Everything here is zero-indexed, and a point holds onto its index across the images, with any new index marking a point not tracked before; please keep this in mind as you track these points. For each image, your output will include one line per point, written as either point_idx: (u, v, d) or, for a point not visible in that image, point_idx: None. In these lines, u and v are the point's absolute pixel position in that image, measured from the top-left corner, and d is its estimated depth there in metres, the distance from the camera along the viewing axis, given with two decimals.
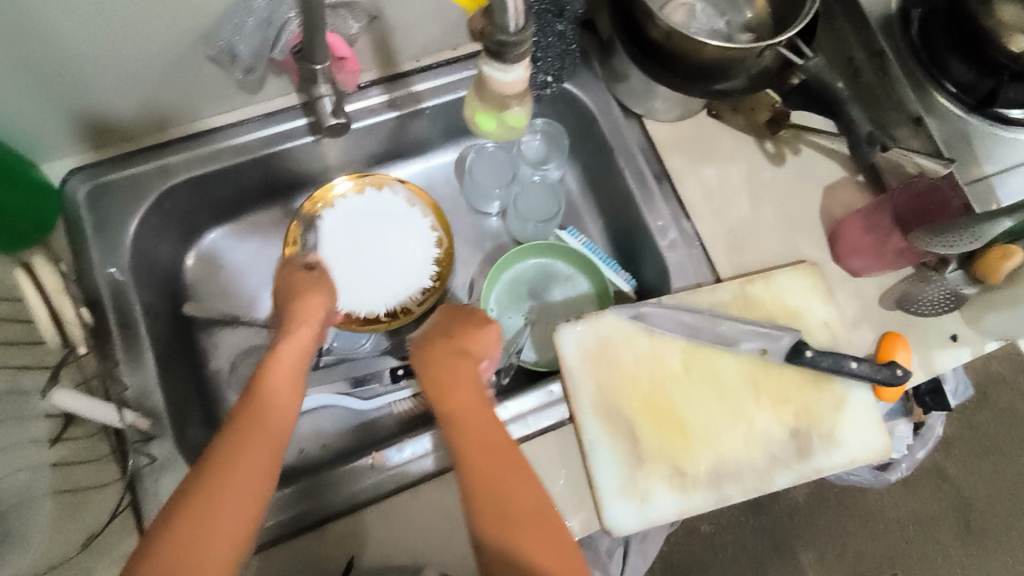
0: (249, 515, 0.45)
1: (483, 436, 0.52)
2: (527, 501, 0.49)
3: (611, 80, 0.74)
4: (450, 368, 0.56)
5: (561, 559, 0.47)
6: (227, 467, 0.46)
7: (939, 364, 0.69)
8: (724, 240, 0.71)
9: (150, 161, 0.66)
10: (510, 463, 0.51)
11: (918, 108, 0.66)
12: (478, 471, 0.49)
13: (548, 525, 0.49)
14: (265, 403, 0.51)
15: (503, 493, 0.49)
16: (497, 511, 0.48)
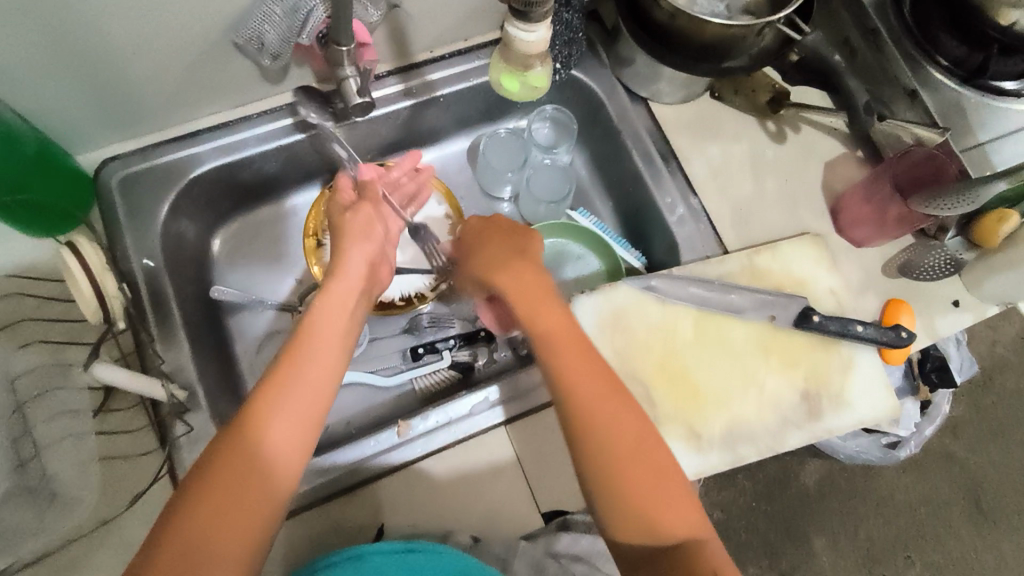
0: (261, 484, 0.47)
1: (574, 373, 0.53)
2: (627, 435, 0.51)
3: (617, 65, 0.77)
4: (524, 280, 0.60)
5: (665, 492, 0.50)
6: (251, 435, 0.47)
7: (942, 328, 0.72)
8: (729, 215, 0.74)
9: (180, 149, 0.69)
10: (602, 400, 0.52)
11: (911, 82, 0.68)
12: (581, 404, 0.51)
13: (651, 456, 0.51)
14: (297, 366, 0.51)
15: (603, 426, 0.51)
16: (600, 445, 0.50)
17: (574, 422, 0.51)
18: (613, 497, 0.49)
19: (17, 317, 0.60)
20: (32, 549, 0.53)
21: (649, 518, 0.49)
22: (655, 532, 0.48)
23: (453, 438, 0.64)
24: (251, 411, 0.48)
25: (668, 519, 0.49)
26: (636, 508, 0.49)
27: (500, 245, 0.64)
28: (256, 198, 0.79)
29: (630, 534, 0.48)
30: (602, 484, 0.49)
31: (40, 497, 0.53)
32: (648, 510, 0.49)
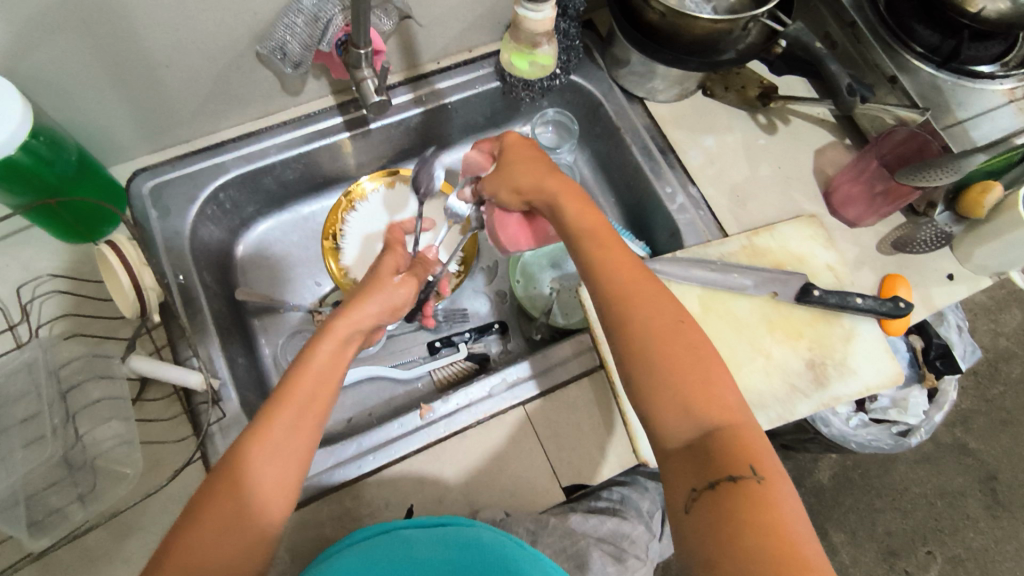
0: (252, 515, 0.46)
1: (619, 275, 0.55)
2: (667, 335, 0.52)
3: (613, 67, 0.82)
4: (560, 193, 0.60)
5: (704, 383, 0.50)
6: (240, 474, 0.47)
7: (938, 299, 0.75)
8: (726, 201, 0.78)
9: (206, 159, 0.73)
10: (642, 301, 0.54)
11: (891, 68, 0.73)
12: (627, 309, 0.53)
13: (693, 355, 0.52)
14: (289, 402, 0.50)
15: (643, 325, 0.53)
16: (640, 342, 0.52)
17: (620, 325, 0.54)
18: (655, 392, 0.51)
19: (63, 314, 0.65)
20: (82, 521, 0.57)
21: (689, 408, 0.49)
22: (695, 418, 0.49)
23: (473, 420, 0.66)
24: (241, 447, 0.48)
25: (708, 408, 0.50)
26: (678, 401, 0.50)
27: (538, 164, 0.63)
28: (276, 205, 0.83)
29: (672, 422, 0.50)
30: (648, 381, 0.51)
31: (83, 472, 0.58)
32: (688, 400, 0.50)
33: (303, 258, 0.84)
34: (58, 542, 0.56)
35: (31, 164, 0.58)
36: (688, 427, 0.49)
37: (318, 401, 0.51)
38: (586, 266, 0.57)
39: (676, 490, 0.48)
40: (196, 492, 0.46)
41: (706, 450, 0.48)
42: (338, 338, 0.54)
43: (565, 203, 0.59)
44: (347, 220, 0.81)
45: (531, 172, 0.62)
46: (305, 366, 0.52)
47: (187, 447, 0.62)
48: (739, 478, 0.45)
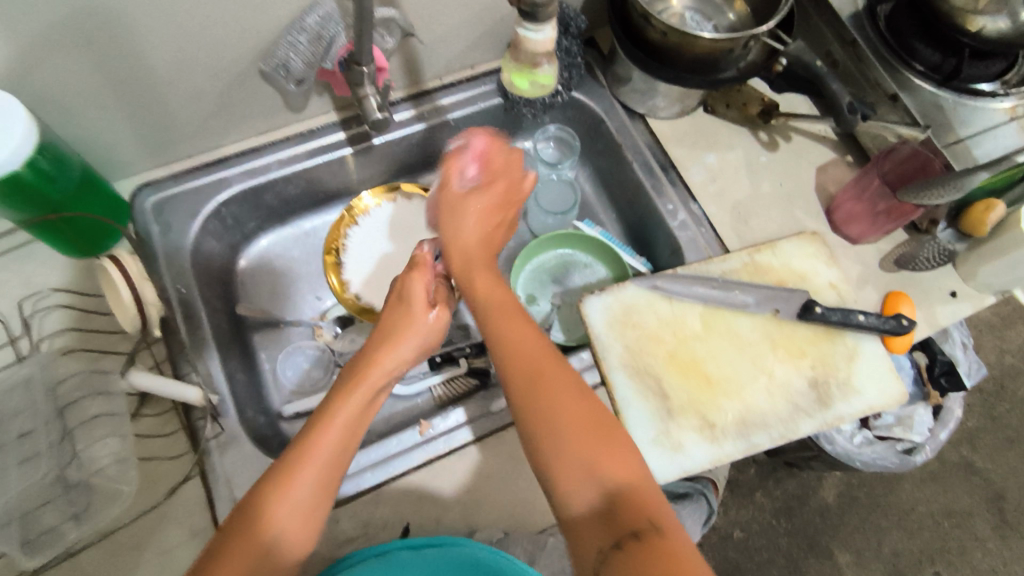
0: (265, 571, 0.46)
1: (519, 344, 0.53)
2: (570, 402, 0.50)
3: (614, 84, 0.82)
4: (482, 255, 0.61)
5: (609, 445, 0.48)
6: (259, 524, 0.47)
7: (943, 317, 0.74)
8: (728, 218, 0.78)
9: (209, 174, 0.74)
10: (546, 371, 0.51)
11: (892, 87, 0.73)
12: (529, 379, 0.51)
13: (597, 418, 0.50)
14: (305, 462, 0.49)
15: (547, 399, 0.50)
16: (541, 411, 0.50)
17: (517, 395, 0.51)
18: (553, 457, 0.48)
19: (64, 329, 0.65)
20: (76, 540, 0.57)
21: (596, 469, 0.47)
22: (597, 483, 0.47)
23: (472, 437, 0.66)
24: (262, 499, 0.48)
25: (614, 468, 0.47)
26: (581, 464, 0.47)
27: (484, 211, 0.63)
28: (278, 220, 0.83)
29: (571, 486, 0.47)
30: (547, 445, 0.49)
31: (79, 492, 0.57)
32: (592, 461, 0.47)
33: (305, 274, 0.84)
34: (54, 560, 0.57)
35: (36, 181, 0.58)
36: (593, 489, 0.46)
37: (338, 460, 0.51)
38: (492, 342, 0.54)
39: (584, 555, 0.44)
40: (215, 542, 0.46)
41: (613, 510, 0.45)
42: (368, 389, 0.54)
43: (476, 274, 0.59)
44: (348, 235, 0.81)
45: (475, 220, 0.63)
46: (330, 420, 0.51)
47: (185, 463, 0.61)
48: (642, 534, 0.43)
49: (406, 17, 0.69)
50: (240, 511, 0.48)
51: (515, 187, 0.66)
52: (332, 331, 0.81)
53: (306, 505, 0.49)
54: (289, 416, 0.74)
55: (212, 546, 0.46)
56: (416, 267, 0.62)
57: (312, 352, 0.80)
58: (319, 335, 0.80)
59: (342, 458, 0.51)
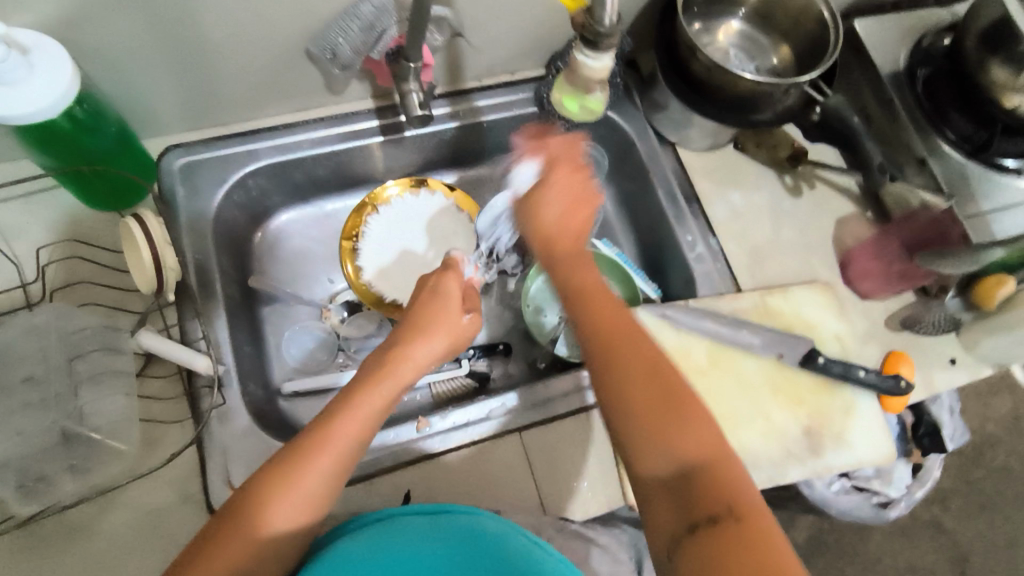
0: (263, 563, 0.46)
1: (596, 311, 0.52)
2: (646, 374, 0.48)
3: (651, 110, 0.83)
4: (568, 240, 0.57)
5: (688, 423, 0.46)
6: (272, 502, 0.47)
7: (939, 382, 0.75)
8: (744, 258, 0.79)
9: (240, 144, 0.74)
10: (620, 346, 0.49)
11: (922, 150, 0.75)
12: (600, 366, 0.49)
13: (671, 393, 0.48)
14: (325, 446, 0.49)
15: (627, 374, 0.48)
16: (614, 394, 0.48)
17: (598, 376, 0.49)
18: (633, 434, 0.46)
19: (78, 281, 0.65)
20: (70, 493, 0.57)
21: (670, 445, 0.45)
22: (675, 457, 0.45)
23: (470, 439, 0.66)
24: (271, 477, 0.48)
25: (690, 443, 0.45)
26: (655, 438, 0.46)
27: (560, 192, 0.59)
28: (301, 198, 0.83)
29: (650, 460, 0.45)
30: (628, 429, 0.47)
31: (79, 444, 0.58)
32: (670, 439, 0.45)
33: (318, 254, 0.85)
34: (46, 510, 0.56)
35: (71, 130, 0.59)
36: (672, 460, 0.45)
37: (357, 447, 0.51)
38: (576, 324, 0.52)
39: (658, 532, 0.43)
40: (223, 513, 0.47)
41: (688, 489, 0.43)
42: (396, 380, 0.55)
43: (569, 262, 0.56)
44: (368, 222, 0.81)
45: (554, 200, 0.59)
46: (347, 412, 0.52)
47: (184, 429, 0.62)
48: (718, 521, 0.41)
49: (457, 18, 0.70)
50: (254, 485, 0.48)
51: (578, 177, 0.60)
52: (339, 314, 0.81)
53: (302, 477, 0.48)
54: (286, 393, 0.75)
55: (218, 519, 0.47)
56: (450, 270, 0.64)
57: (319, 334, 0.81)
58: (326, 317, 0.80)
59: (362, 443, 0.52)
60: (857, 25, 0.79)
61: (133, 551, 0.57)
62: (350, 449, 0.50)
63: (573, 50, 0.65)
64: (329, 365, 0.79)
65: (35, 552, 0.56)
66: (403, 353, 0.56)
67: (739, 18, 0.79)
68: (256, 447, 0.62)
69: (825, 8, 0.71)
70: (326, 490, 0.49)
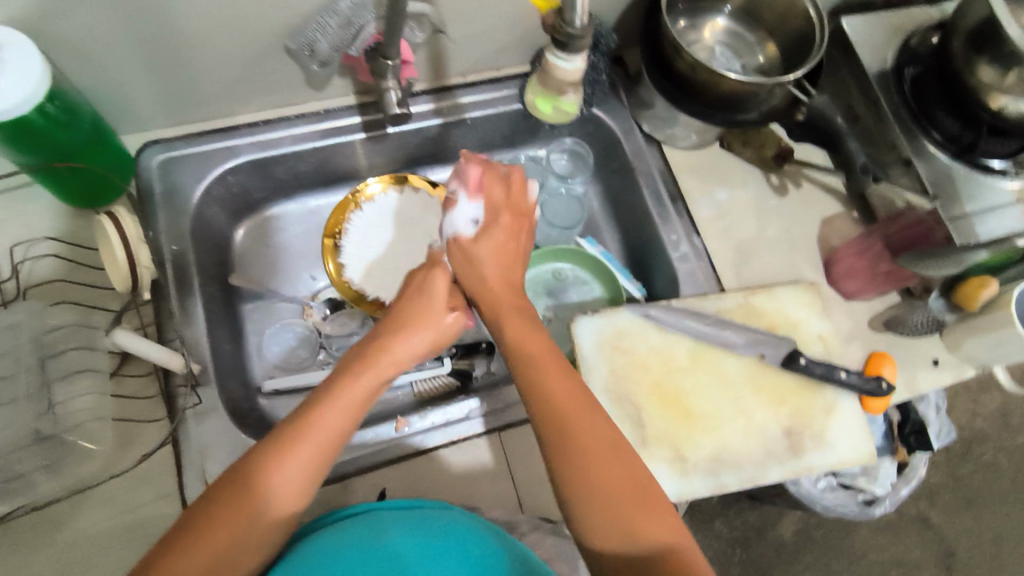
0: (241, 549, 0.45)
1: (559, 395, 0.51)
2: (603, 454, 0.49)
3: (637, 107, 0.82)
4: (506, 295, 0.59)
5: (645, 502, 0.48)
6: (258, 489, 0.47)
7: (922, 383, 0.75)
8: (729, 257, 0.78)
9: (220, 141, 0.73)
10: (581, 432, 0.50)
11: (908, 151, 0.74)
12: (558, 453, 0.49)
13: (631, 480, 0.49)
14: (312, 433, 0.49)
15: (586, 456, 0.49)
16: (575, 475, 0.48)
17: (561, 458, 0.49)
18: (589, 518, 0.47)
19: (55, 279, 0.65)
20: (43, 492, 0.57)
21: (633, 531, 0.47)
22: (633, 541, 0.47)
23: (449, 438, 0.66)
24: (262, 459, 0.48)
25: (652, 530, 0.47)
26: (620, 527, 0.47)
27: (496, 250, 0.61)
28: (284, 194, 0.82)
29: (608, 543, 0.47)
30: (585, 513, 0.47)
31: (51, 444, 0.58)
32: (630, 521, 0.47)
33: (301, 251, 0.84)
34: (18, 510, 0.56)
35: (44, 126, 0.57)
36: (636, 544, 0.47)
37: (340, 435, 0.51)
38: (530, 396, 0.52)
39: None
40: (207, 496, 0.46)
41: (649, 571, 0.46)
42: (380, 370, 0.55)
43: (506, 317, 0.58)
44: (351, 219, 0.81)
45: (491, 263, 0.60)
46: (334, 398, 0.51)
47: (160, 428, 0.62)
48: None
49: (439, 14, 0.69)
50: (235, 472, 0.47)
51: (518, 224, 0.62)
52: (321, 312, 0.81)
53: (291, 461, 0.48)
54: (267, 391, 0.74)
55: (201, 498, 0.46)
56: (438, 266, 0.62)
57: (301, 332, 0.80)
58: (308, 315, 0.80)
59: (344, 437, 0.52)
60: (846, 22, 0.78)
61: (109, 550, 0.57)
62: (335, 437, 0.50)
63: (546, 51, 0.67)
64: (311, 362, 0.79)
65: (8, 552, 0.56)
66: (387, 346, 0.56)
67: (725, 15, 0.78)
68: (233, 446, 0.62)
69: (812, 7, 0.70)
70: (313, 476, 0.49)
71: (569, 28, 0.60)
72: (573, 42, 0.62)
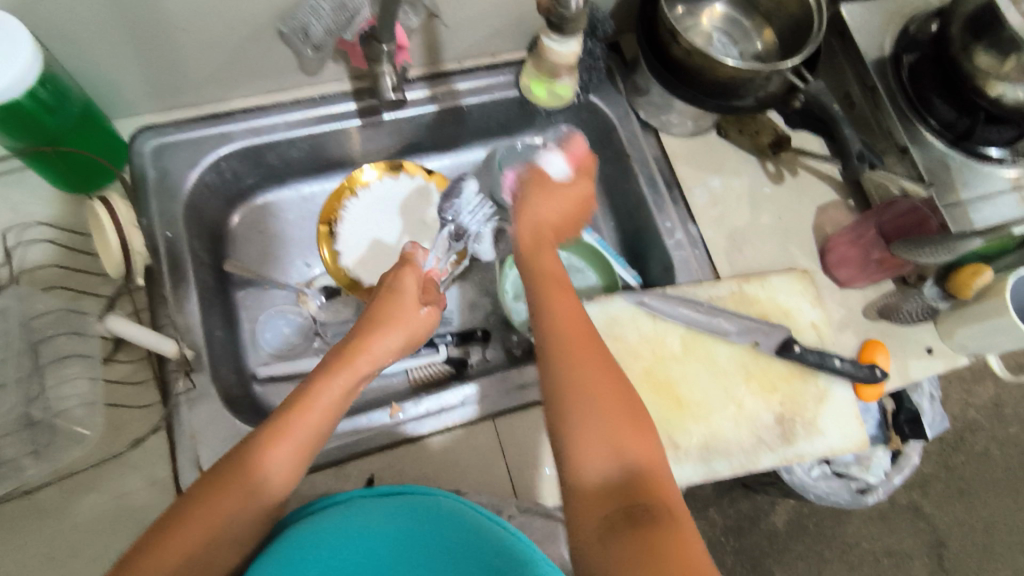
0: (228, 536, 0.46)
1: (566, 318, 0.55)
2: (599, 375, 0.52)
3: (633, 94, 0.82)
4: (548, 235, 0.65)
5: (630, 424, 0.50)
6: (246, 473, 0.49)
7: (915, 371, 0.75)
8: (723, 245, 0.78)
9: (214, 126, 0.73)
10: (583, 349, 0.53)
11: (905, 139, 0.73)
12: (563, 368, 0.52)
13: (624, 399, 0.51)
14: (291, 430, 0.51)
15: (579, 371, 0.52)
16: (568, 384, 0.51)
17: (554, 369, 0.52)
18: (575, 427, 0.49)
19: (46, 264, 0.65)
20: (35, 476, 0.57)
21: (618, 446, 0.48)
22: (612, 453, 0.48)
23: (442, 425, 0.66)
24: (248, 452, 0.50)
25: (633, 452, 0.48)
26: (604, 439, 0.48)
27: (563, 198, 0.69)
28: (277, 180, 0.82)
29: (587, 453, 0.48)
30: (570, 423, 0.49)
31: (43, 429, 0.57)
32: (611, 436, 0.48)
33: (296, 238, 0.84)
34: (10, 495, 0.56)
35: (33, 110, 0.57)
36: (614, 459, 0.47)
37: (319, 435, 0.53)
38: (538, 317, 0.56)
39: (583, 529, 0.44)
40: (196, 486, 0.48)
41: (623, 487, 0.46)
42: (357, 371, 0.57)
43: (543, 250, 0.63)
44: (346, 207, 0.81)
45: (548, 200, 0.68)
46: (311, 397, 0.53)
47: (153, 413, 0.62)
48: (650, 516, 0.43)
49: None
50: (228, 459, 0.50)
51: (582, 189, 0.71)
52: (316, 300, 0.80)
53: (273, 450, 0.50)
54: (262, 377, 0.75)
55: (189, 492, 0.48)
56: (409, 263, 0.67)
57: (294, 318, 0.80)
58: (303, 300, 0.80)
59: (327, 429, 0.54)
60: (845, 8, 0.77)
61: (101, 535, 0.57)
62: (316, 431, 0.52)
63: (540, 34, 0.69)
64: (305, 350, 0.79)
65: None
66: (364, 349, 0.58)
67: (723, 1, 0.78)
68: (226, 431, 0.62)
69: None
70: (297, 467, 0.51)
71: (562, 9, 0.62)
72: (565, 25, 0.63)
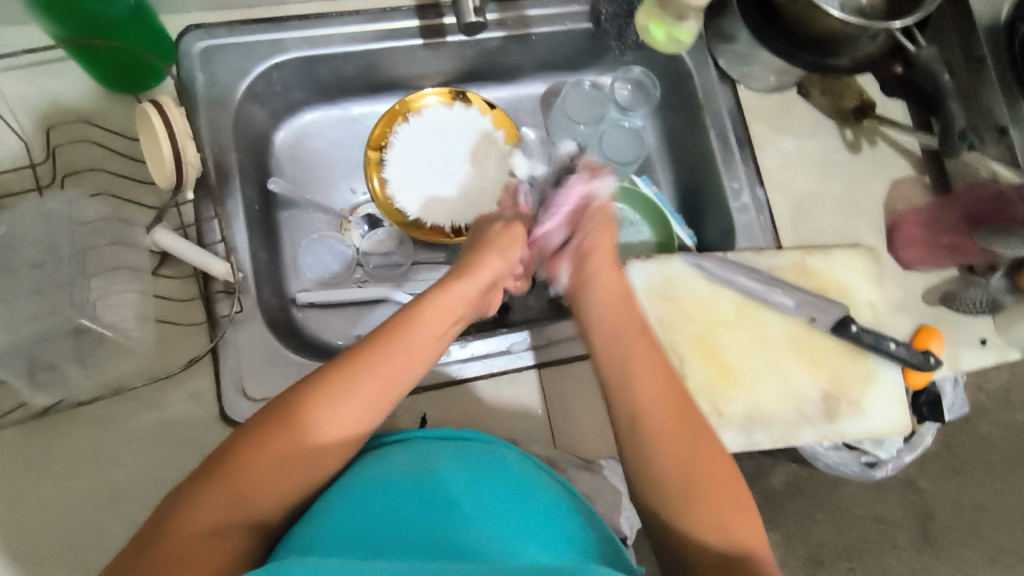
0: (273, 480, 0.45)
1: (654, 414, 0.52)
2: (693, 429, 0.52)
3: (713, 39, 0.76)
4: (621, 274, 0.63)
5: (729, 494, 0.49)
6: (298, 420, 0.46)
7: (965, 362, 0.73)
8: (788, 213, 0.75)
9: (268, 31, 0.67)
10: (684, 413, 0.52)
11: (1007, 116, 0.67)
12: (641, 419, 0.52)
13: (725, 472, 0.50)
14: (354, 375, 0.49)
15: (675, 428, 0.51)
16: (663, 460, 0.50)
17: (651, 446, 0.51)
18: (676, 494, 0.49)
19: (88, 168, 0.62)
20: (85, 388, 0.57)
21: (724, 515, 0.48)
22: (719, 529, 0.47)
23: (487, 370, 0.65)
24: (311, 395, 0.47)
25: (735, 521, 0.48)
26: (710, 508, 0.48)
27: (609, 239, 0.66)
28: (326, 97, 0.77)
29: (693, 519, 0.48)
30: (667, 488, 0.49)
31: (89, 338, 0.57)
32: (717, 511, 0.48)
33: (340, 160, 0.80)
34: (60, 404, 0.56)
35: None
36: (716, 531, 0.47)
37: (387, 386, 0.51)
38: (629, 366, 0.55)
39: None
40: (248, 424, 0.46)
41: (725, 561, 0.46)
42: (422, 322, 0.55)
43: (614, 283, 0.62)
44: (397, 131, 0.76)
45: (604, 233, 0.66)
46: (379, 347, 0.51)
47: (197, 333, 0.60)
48: None
49: None
50: (279, 403, 0.48)
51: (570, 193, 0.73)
52: (360, 229, 0.78)
53: (332, 398, 0.48)
54: (301, 303, 0.73)
55: (247, 426, 0.46)
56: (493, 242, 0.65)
57: (334, 244, 0.77)
58: (346, 229, 0.77)
59: (387, 397, 0.51)
60: None
61: (143, 448, 0.57)
62: (381, 386, 0.50)
63: None
64: (344, 278, 0.76)
65: (43, 438, 0.56)
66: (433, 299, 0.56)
67: None
68: (271, 355, 0.61)
69: None
70: (358, 415, 0.49)
71: None
72: None
